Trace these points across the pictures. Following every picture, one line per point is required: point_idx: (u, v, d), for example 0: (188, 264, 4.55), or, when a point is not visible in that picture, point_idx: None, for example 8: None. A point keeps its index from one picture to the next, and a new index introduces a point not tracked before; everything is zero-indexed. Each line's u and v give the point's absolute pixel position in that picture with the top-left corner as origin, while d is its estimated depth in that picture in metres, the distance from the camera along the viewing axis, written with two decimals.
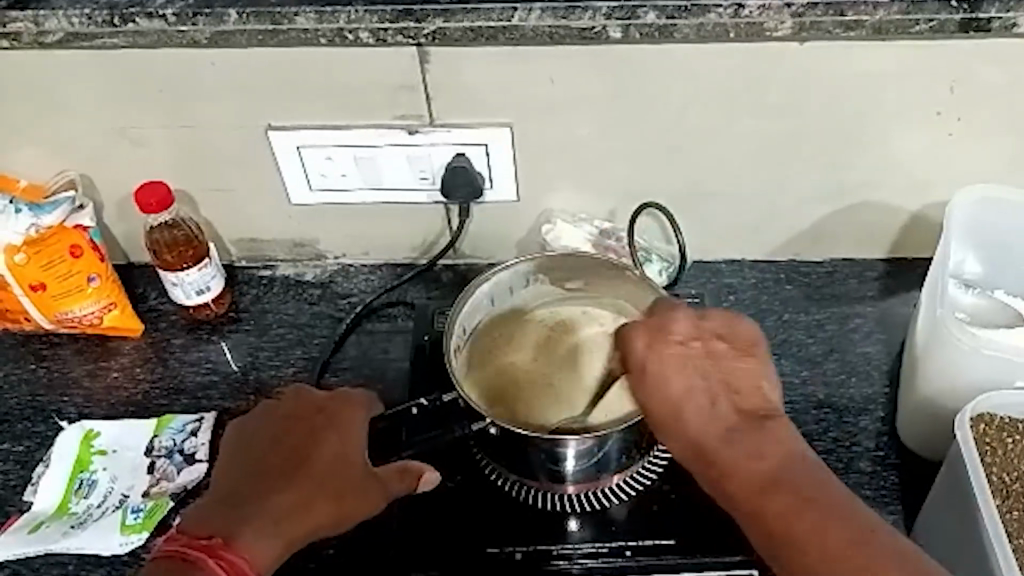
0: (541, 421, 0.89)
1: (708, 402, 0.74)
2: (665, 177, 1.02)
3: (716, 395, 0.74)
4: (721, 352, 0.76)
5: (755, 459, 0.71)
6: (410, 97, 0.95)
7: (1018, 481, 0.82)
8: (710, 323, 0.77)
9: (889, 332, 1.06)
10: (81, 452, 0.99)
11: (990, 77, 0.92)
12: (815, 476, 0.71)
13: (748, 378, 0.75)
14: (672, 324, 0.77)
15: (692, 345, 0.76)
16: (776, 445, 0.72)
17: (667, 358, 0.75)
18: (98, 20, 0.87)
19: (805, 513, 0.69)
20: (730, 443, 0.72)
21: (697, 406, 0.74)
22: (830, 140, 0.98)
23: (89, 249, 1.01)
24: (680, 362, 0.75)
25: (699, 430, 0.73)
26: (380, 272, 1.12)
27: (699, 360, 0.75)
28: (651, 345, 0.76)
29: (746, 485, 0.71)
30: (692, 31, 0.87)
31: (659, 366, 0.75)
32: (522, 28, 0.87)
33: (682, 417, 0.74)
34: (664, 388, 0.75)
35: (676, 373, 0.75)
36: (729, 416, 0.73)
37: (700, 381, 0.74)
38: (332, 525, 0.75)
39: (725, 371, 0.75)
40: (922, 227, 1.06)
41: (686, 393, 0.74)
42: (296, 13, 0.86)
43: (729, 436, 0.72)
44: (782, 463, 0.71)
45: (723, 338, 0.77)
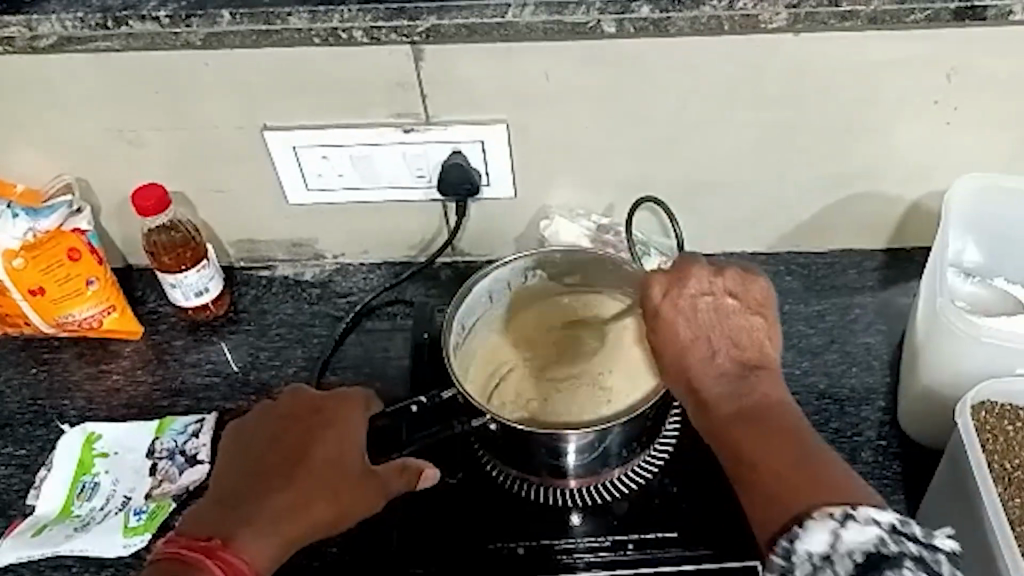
0: (547, 416, 0.89)
1: (709, 348, 0.77)
2: (662, 170, 1.02)
3: (719, 344, 0.77)
4: (731, 307, 0.78)
5: (744, 402, 0.74)
6: (405, 95, 0.95)
7: (1020, 468, 0.82)
8: (725, 277, 0.79)
9: (889, 321, 1.06)
10: (84, 455, 0.99)
11: (987, 64, 0.92)
12: (798, 426, 0.73)
13: (755, 333, 0.77)
14: (690, 273, 0.80)
15: (704, 297, 0.78)
16: (767, 393, 0.74)
17: (678, 306, 0.79)
18: (92, 23, 0.87)
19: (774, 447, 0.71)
20: (723, 386, 0.75)
21: (698, 352, 0.77)
22: (827, 130, 0.98)
23: (88, 252, 1.01)
24: (689, 312, 0.78)
25: (698, 373, 0.76)
26: (378, 270, 1.12)
27: (709, 312, 0.78)
28: (666, 293, 0.79)
29: (729, 424, 0.73)
30: (687, 25, 0.87)
31: (670, 312, 0.79)
32: (516, 24, 0.87)
33: (684, 361, 0.77)
34: (670, 334, 0.78)
35: (685, 321, 0.78)
36: (728, 364, 0.76)
37: (704, 330, 0.77)
38: (331, 523, 0.75)
39: (730, 324, 0.78)
40: (921, 216, 1.06)
41: (693, 340, 0.77)
42: (290, 14, 0.86)
43: (724, 381, 0.75)
44: (770, 410, 0.73)
45: (734, 294, 0.79)
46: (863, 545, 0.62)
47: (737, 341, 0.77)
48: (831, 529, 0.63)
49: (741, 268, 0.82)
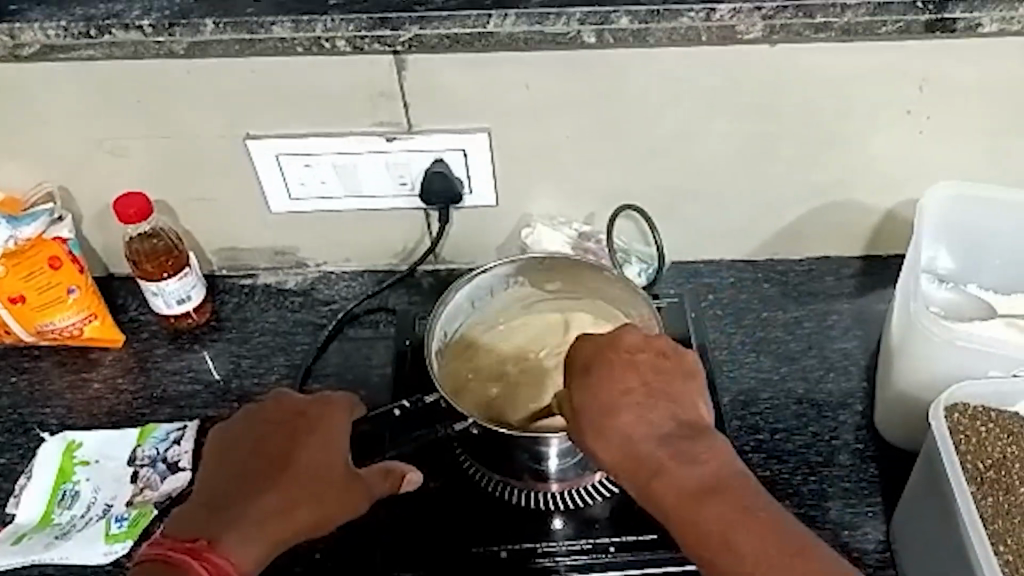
0: (505, 416, 0.90)
1: (646, 409, 0.73)
2: (642, 178, 1.04)
3: (656, 404, 0.74)
4: (663, 364, 0.76)
5: (691, 466, 0.71)
6: (388, 104, 0.96)
7: (992, 468, 0.83)
8: (652, 338, 0.78)
9: (866, 327, 1.08)
10: (64, 463, 0.99)
11: (956, 75, 0.94)
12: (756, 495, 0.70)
13: (687, 391, 0.75)
14: (618, 336, 0.77)
15: (636, 355, 0.76)
16: (711, 452, 0.72)
17: (607, 366, 0.75)
18: (75, 32, 0.87)
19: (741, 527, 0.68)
20: (666, 449, 0.71)
21: (637, 415, 0.73)
22: (803, 139, 1.00)
23: (69, 260, 1.01)
24: (622, 369, 0.75)
25: (634, 435, 0.72)
26: (361, 278, 1.12)
27: (641, 368, 0.75)
28: (597, 351, 0.76)
29: (681, 491, 0.70)
30: (665, 35, 0.88)
31: (599, 371, 0.75)
32: (498, 34, 0.88)
33: (620, 423, 0.73)
34: (605, 396, 0.74)
35: (618, 380, 0.74)
36: (667, 424, 0.73)
37: (641, 391, 0.74)
38: (315, 525, 0.75)
39: (664, 382, 0.75)
40: (895, 224, 1.08)
41: (626, 399, 0.73)
42: (273, 23, 0.87)
43: (666, 443, 0.72)
44: (723, 480, 0.70)
45: (663, 352, 0.77)
46: None
47: (673, 399, 0.74)
48: None
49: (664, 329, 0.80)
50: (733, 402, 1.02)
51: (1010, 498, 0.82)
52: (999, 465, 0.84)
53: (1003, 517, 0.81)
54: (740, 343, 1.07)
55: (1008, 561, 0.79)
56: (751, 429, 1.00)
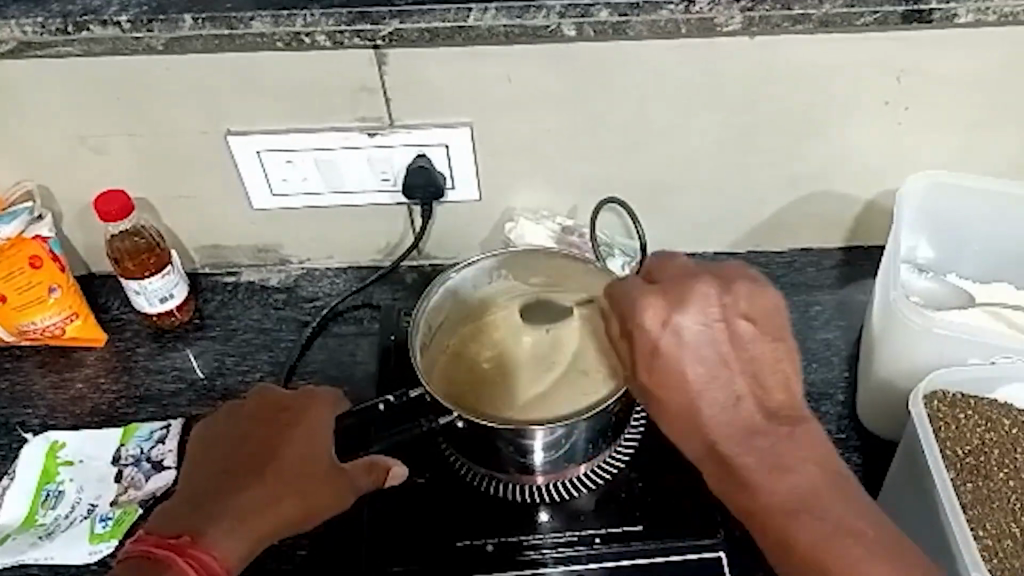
0: (483, 407, 0.91)
1: (723, 390, 0.73)
2: (625, 172, 1.04)
3: (732, 380, 0.73)
4: (743, 331, 0.74)
5: (769, 452, 0.72)
6: (370, 99, 0.96)
7: (970, 455, 0.84)
8: (730, 296, 0.74)
9: (847, 318, 1.09)
10: (48, 463, 0.98)
11: (934, 66, 0.95)
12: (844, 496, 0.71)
13: (768, 358, 0.74)
14: (696, 297, 0.74)
15: (718, 328, 0.74)
16: (793, 434, 0.73)
17: (683, 340, 0.73)
18: (52, 28, 0.87)
19: (828, 531, 0.70)
20: (751, 446, 0.72)
21: (723, 410, 0.73)
22: (784, 132, 1.01)
23: (49, 259, 1.00)
24: (696, 342, 0.73)
25: (710, 419, 0.73)
26: (344, 275, 1.12)
27: (718, 340, 0.74)
28: (671, 329, 0.73)
29: (763, 486, 0.72)
30: (645, 28, 0.89)
31: (675, 345, 0.73)
32: (478, 28, 0.88)
33: (695, 405, 0.73)
34: (685, 387, 0.73)
35: (693, 355, 0.73)
36: (745, 402, 0.73)
37: (726, 380, 0.73)
38: (300, 519, 0.75)
39: (748, 356, 0.74)
40: (875, 215, 1.09)
41: (702, 379, 0.73)
42: (252, 18, 0.86)
43: (744, 427, 0.73)
44: (811, 481, 0.72)
45: (742, 314, 0.74)
46: None
47: (752, 371, 0.74)
48: None
49: (747, 275, 0.77)
50: None
51: (989, 484, 0.83)
52: (978, 452, 0.85)
53: (981, 502, 0.82)
54: None
55: (986, 546, 0.81)
56: None
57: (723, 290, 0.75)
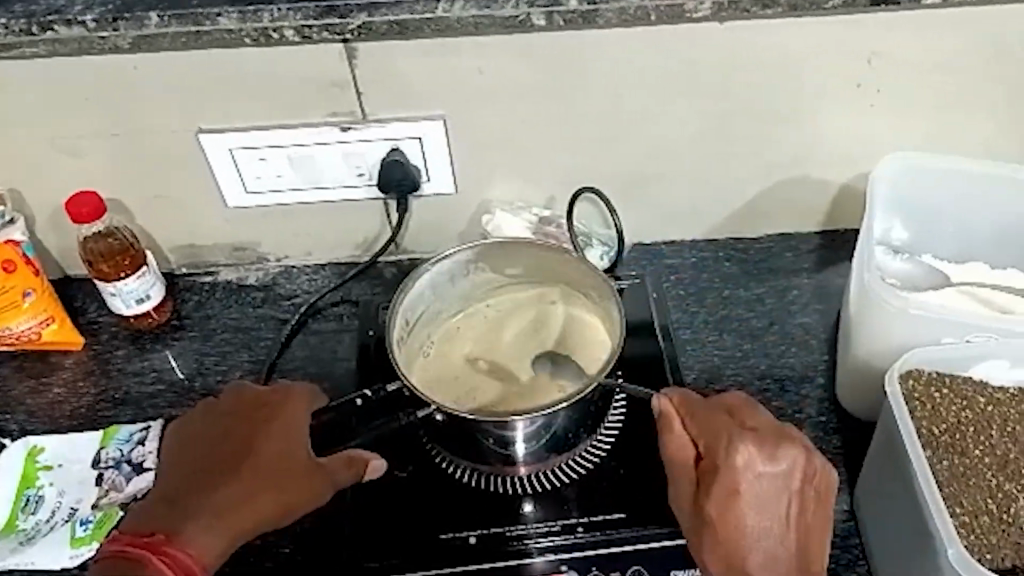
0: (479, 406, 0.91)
1: (774, 543, 0.76)
2: (600, 161, 1.04)
3: (786, 536, 0.77)
4: (807, 495, 0.77)
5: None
6: (341, 94, 0.96)
7: (946, 433, 0.85)
8: (813, 460, 0.77)
9: (826, 302, 1.09)
10: (27, 468, 0.97)
11: (904, 48, 0.95)
12: None
13: (820, 523, 0.77)
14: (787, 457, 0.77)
15: (790, 483, 0.77)
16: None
17: (759, 491, 0.76)
18: (16, 29, 0.86)
19: None
20: None
21: (766, 564, 0.76)
22: (756, 118, 1.01)
23: (23, 264, 0.99)
24: (769, 493, 0.76)
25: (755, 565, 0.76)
26: (323, 272, 1.12)
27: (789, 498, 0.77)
28: (748, 473, 0.76)
29: None
30: (615, 16, 0.89)
31: (750, 489, 0.76)
32: (447, 19, 0.88)
33: (745, 548, 0.76)
34: (738, 537, 0.76)
35: (763, 504, 0.76)
36: (790, 557, 0.76)
37: (778, 537, 0.76)
38: (278, 514, 0.75)
39: (804, 518, 0.77)
40: (851, 198, 1.10)
41: (760, 529, 0.76)
42: (218, 14, 0.86)
43: None
44: None
45: (816, 478, 0.77)
46: None
47: (804, 533, 0.77)
48: None
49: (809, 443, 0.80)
50: (697, 379, 1.03)
51: (965, 460, 0.84)
52: (954, 430, 0.85)
53: (958, 479, 0.83)
54: (703, 322, 1.08)
55: (963, 522, 0.81)
56: None
57: (808, 453, 0.78)
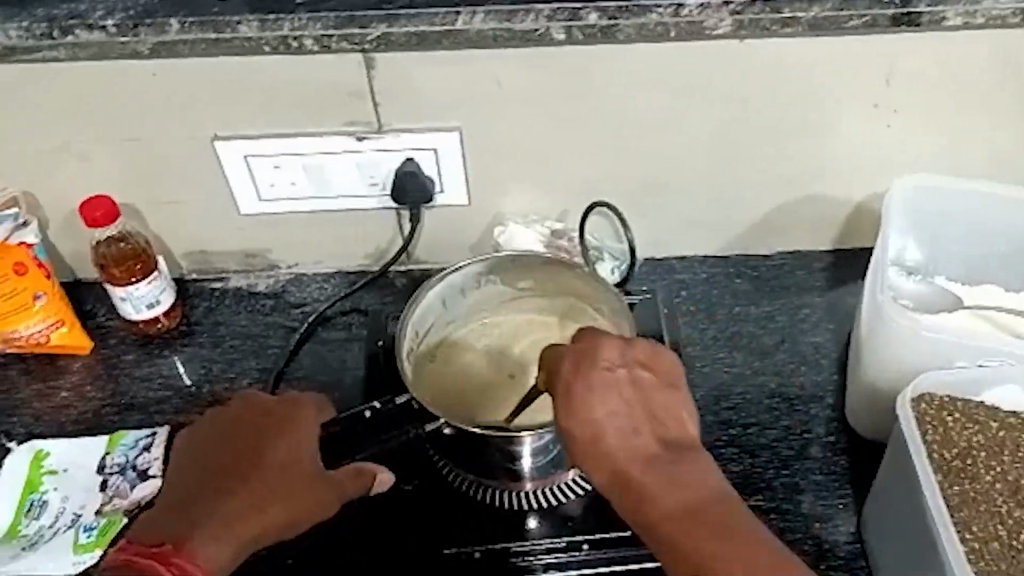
0: (478, 416, 0.91)
1: (621, 431, 0.73)
2: (614, 175, 1.04)
3: (633, 424, 0.74)
4: (643, 382, 0.75)
5: (700, 558, 0.69)
6: (358, 104, 0.95)
7: (958, 458, 0.84)
8: (634, 346, 0.76)
9: (837, 321, 1.09)
10: (31, 474, 0.97)
11: (921, 70, 0.95)
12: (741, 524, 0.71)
13: (666, 405, 0.75)
14: (591, 358, 0.75)
15: (619, 369, 0.75)
16: (720, 536, 0.69)
17: (587, 382, 0.74)
18: (36, 33, 0.86)
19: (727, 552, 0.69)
20: (655, 484, 0.72)
21: (623, 453, 0.73)
22: (773, 134, 1.00)
23: (35, 266, 1.00)
24: (638, 432, 0.73)
25: (610, 463, 0.73)
26: (333, 280, 1.11)
27: (617, 386, 0.74)
28: (580, 369, 0.75)
29: (665, 526, 0.71)
30: (634, 31, 0.89)
31: (585, 383, 0.74)
32: (466, 32, 0.88)
33: (603, 446, 0.73)
34: (596, 432, 0.73)
35: (630, 442, 0.73)
36: (644, 448, 0.73)
37: (626, 425, 0.73)
38: (286, 524, 0.76)
39: (646, 400, 0.74)
40: (864, 218, 1.09)
41: (609, 422, 0.73)
42: (239, 22, 0.86)
43: (641, 471, 0.72)
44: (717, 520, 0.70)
45: (652, 364, 0.76)
46: None
47: (655, 424, 0.74)
48: None
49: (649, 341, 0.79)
50: (706, 396, 1.02)
51: (976, 486, 0.83)
52: (966, 454, 0.84)
53: (969, 505, 0.82)
54: (712, 338, 1.07)
55: (973, 549, 0.80)
56: (726, 423, 1.00)
57: (626, 345, 0.76)
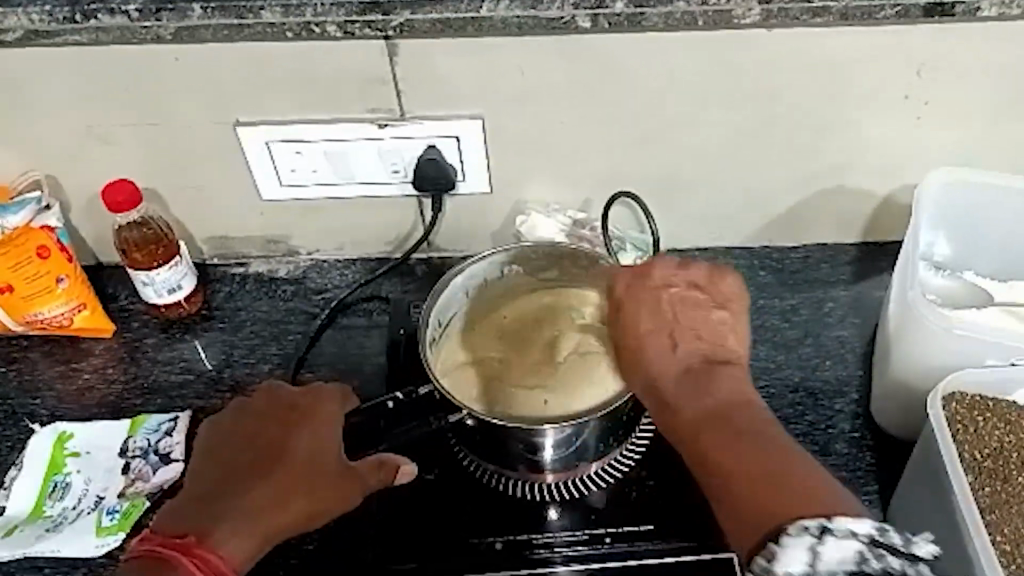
0: (494, 404, 0.88)
1: (665, 339, 0.77)
2: (638, 166, 1.03)
3: (678, 334, 0.77)
4: (691, 297, 0.79)
5: (722, 460, 0.70)
6: (380, 90, 0.95)
7: (989, 458, 0.83)
8: (690, 268, 0.80)
9: (862, 315, 1.07)
10: (54, 454, 0.98)
11: (955, 61, 0.93)
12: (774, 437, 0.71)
13: (712, 321, 0.78)
14: (644, 275, 0.80)
15: (670, 287, 0.79)
16: (744, 442, 0.70)
17: (636, 296, 0.79)
18: (59, 17, 0.86)
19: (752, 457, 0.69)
20: (690, 387, 0.74)
21: (662, 358, 0.76)
22: (801, 125, 0.99)
23: (58, 249, 1.00)
24: (680, 345, 0.76)
25: (649, 369, 0.77)
26: (354, 267, 1.11)
27: (664, 299, 0.78)
28: (631, 284, 0.80)
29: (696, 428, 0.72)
30: (660, 20, 0.87)
31: (635, 298, 0.79)
32: (490, 19, 0.87)
33: (646, 352, 0.77)
34: (638, 339, 0.78)
35: (672, 354, 0.76)
36: (685, 357, 0.76)
37: (668, 334, 0.77)
38: (308, 517, 0.76)
39: (691, 314, 0.78)
40: (892, 212, 1.08)
41: (652, 329, 0.77)
42: (261, 7, 0.85)
43: (679, 377, 0.75)
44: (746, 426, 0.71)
45: (703, 286, 0.80)
46: (845, 563, 0.61)
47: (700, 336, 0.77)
48: (809, 546, 0.61)
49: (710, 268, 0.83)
50: None
51: (1008, 487, 0.82)
52: (997, 454, 0.83)
53: (1001, 507, 0.81)
54: None
55: (1005, 551, 0.79)
56: None
57: (683, 267, 0.81)
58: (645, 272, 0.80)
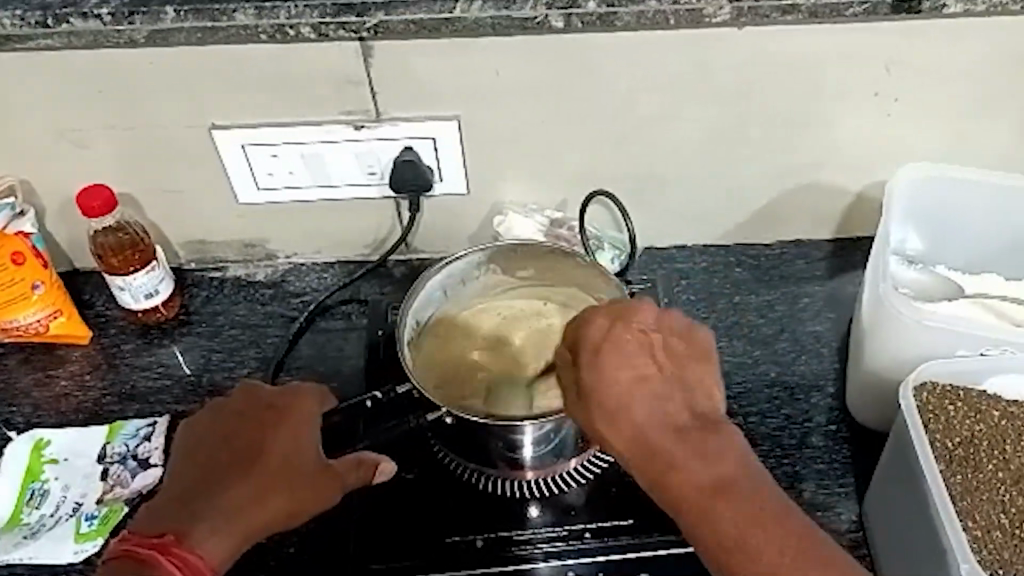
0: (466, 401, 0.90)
1: (649, 396, 0.71)
2: (613, 165, 1.04)
3: (665, 392, 0.71)
4: (674, 348, 0.73)
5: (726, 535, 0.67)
6: (356, 92, 0.95)
7: (960, 446, 0.85)
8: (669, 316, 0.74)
9: (837, 310, 1.09)
10: (32, 462, 0.97)
11: (922, 58, 0.94)
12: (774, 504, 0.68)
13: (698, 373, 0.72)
14: (624, 322, 0.73)
15: (652, 335, 0.73)
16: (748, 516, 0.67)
17: (617, 347, 0.72)
18: (32, 21, 0.85)
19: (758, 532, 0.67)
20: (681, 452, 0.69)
21: (648, 419, 0.70)
22: (773, 122, 1.00)
23: (32, 255, 1.00)
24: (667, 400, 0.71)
25: (634, 429, 0.70)
26: (332, 270, 1.11)
27: (646, 353, 0.72)
28: (612, 331, 0.72)
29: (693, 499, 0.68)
30: (633, 19, 0.88)
31: (616, 351, 0.72)
32: (465, 19, 0.87)
33: (631, 410, 0.70)
34: (622, 397, 0.71)
35: (660, 410, 0.70)
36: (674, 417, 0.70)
37: (655, 392, 0.71)
38: (288, 516, 0.76)
39: (677, 367, 0.72)
40: (865, 207, 1.09)
41: (636, 386, 0.71)
42: (235, 10, 0.85)
43: (668, 440, 0.70)
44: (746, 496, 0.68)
45: (683, 336, 0.73)
46: None
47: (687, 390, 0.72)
48: None
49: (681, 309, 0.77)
50: None
51: (978, 475, 0.84)
52: (967, 443, 0.85)
53: (971, 494, 0.83)
54: (713, 327, 1.07)
55: (976, 537, 0.81)
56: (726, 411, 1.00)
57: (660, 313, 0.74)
58: (626, 318, 0.73)
